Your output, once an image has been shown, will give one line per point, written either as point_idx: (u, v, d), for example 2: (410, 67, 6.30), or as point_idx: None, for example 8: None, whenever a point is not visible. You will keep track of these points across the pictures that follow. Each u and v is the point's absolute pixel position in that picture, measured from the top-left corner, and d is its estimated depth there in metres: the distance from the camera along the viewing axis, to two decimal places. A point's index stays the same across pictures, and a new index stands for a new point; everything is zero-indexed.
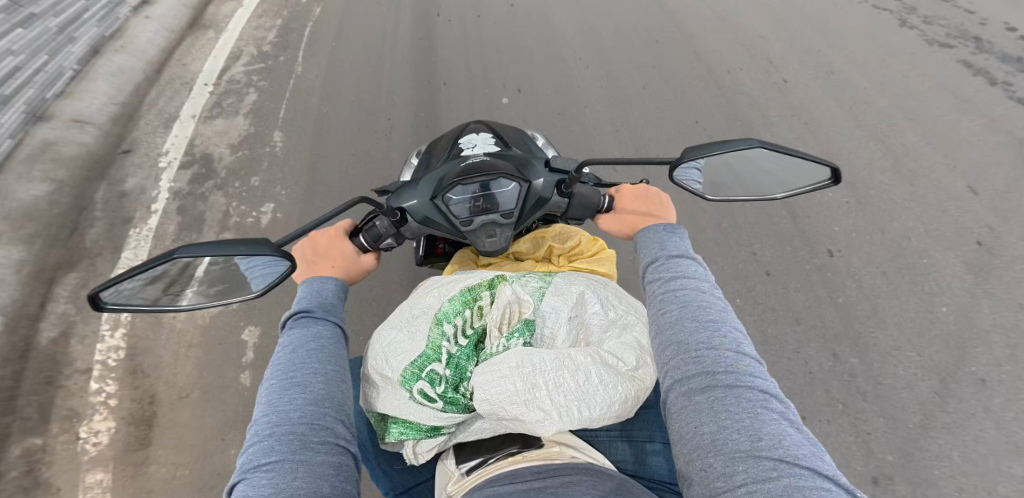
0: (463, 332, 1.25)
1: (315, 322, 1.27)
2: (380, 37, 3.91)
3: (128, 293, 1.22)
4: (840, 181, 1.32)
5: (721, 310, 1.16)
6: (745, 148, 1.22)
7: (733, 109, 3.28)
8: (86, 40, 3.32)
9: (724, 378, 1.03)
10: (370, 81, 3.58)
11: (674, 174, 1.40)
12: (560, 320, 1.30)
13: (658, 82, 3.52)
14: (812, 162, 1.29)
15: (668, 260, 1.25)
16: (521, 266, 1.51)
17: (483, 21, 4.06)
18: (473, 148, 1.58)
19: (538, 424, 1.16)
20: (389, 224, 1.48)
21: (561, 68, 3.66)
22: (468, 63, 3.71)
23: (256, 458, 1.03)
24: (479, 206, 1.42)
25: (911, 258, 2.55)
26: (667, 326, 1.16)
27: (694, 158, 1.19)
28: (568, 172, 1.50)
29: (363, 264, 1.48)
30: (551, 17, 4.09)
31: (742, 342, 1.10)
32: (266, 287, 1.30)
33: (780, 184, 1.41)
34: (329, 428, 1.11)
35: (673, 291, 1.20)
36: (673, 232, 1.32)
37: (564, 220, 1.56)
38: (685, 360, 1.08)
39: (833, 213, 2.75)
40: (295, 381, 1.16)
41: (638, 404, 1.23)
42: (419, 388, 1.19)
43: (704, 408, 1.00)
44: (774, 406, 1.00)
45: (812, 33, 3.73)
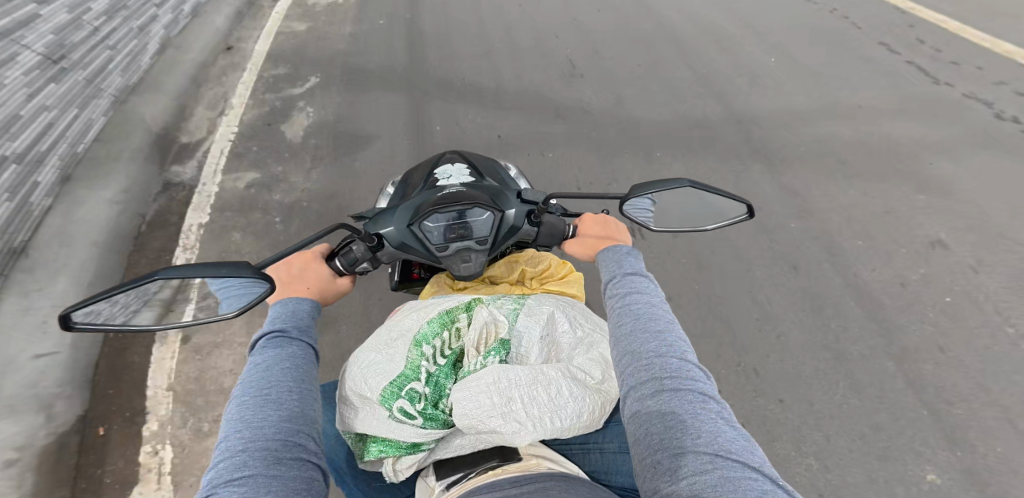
0: (441, 353, 1.33)
1: (290, 343, 1.36)
2: (364, 84, 4.20)
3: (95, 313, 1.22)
4: (752, 215, 1.53)
5: (669, 321, 1.28)
6: (677, 188, 1.37)
7: (685, 148, 3.64)
8: (58, 162, 2.96)
9: (669, 383, 1.14)
10: (356, 126, 3.85)
11: (627, 208, 1.50)
12: (533, 339, 1.40)
13: (619, 122, 3.87)
14: (730, 198, 1.49)
15: (624, 277, 1.38)
16: (496, 289, 1.72)
17: (459, 68, 4.39)
18: (449, 179, 1.67)
19: (513, 435, 1.23)
20: (366, 249, 1.56)
21: (532, 109, 3.98)
22: (446, 107, 4.01)
23: (228, 473, 1.10)
24: (455, 233, 1.51)
25: (839, 278, 2.90)
26: (622, 337, 1.26)
27: (639, 195, 1.37)
28: (537, 203, 1.61)
29: (337, 287, 1.58)
30: (522, 63, 4.44)
31: (686, 349, 1.21)
32: (239, 308, 1.33)
33: (706, 218, 1.57)
34: (302, 444, 1.20)
35: (628, 305, 1.31)
36: (629, 254, 1.47)
37: (533, 247, 1.67)
38: (637, 366, 1.19)
39: (774, 241, 3.09)
40: (269, 399, 1.24)
41: (603, 416, 1.36)
42: (398, 406, 1.28)
43: (654, 411, 1.11)
44: (713, 407, 1.11)
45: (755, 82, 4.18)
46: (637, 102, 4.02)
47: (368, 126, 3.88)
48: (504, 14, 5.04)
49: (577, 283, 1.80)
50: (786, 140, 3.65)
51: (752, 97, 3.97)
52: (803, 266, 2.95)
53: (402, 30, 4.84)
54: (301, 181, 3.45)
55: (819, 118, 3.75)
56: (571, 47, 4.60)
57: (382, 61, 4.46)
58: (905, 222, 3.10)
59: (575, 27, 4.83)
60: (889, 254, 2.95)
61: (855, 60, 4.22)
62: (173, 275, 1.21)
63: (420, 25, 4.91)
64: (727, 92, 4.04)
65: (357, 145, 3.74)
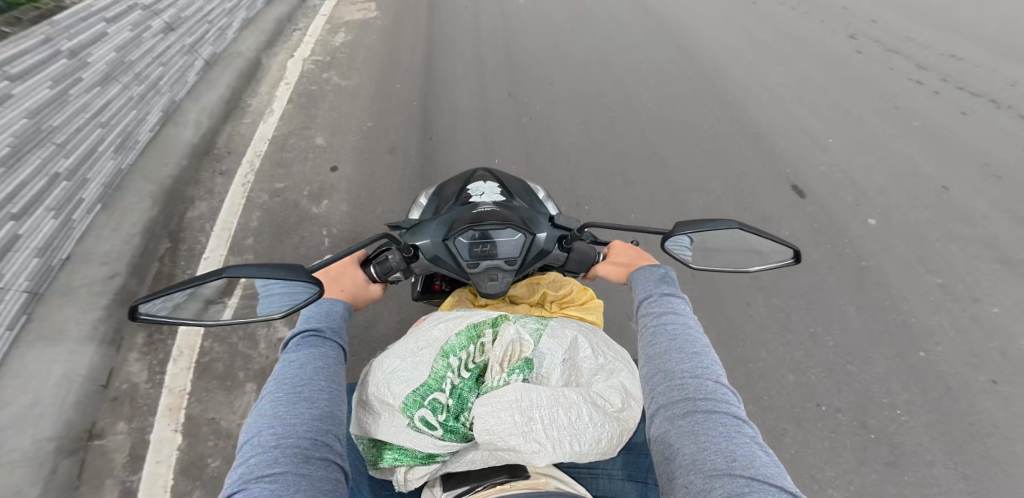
0: (466, 366, 1.34)
1: (323, 342, 1.43)
2: (399, 101, 4.34)
3: (164, 306, 1.37)
4: (800, 260, 1.53)
5: (704, 344, 1.30)
6: (726, 229, 1.42)
7: (713, 183, 3.68)
8: (46, 236, 2.62)
9: (702, 404, 1.15)
10: (388, 140, 3.95)
11: (668, 245, 1.56)
12: (555, 361, 1.43)
13: (650, 153, 3.93)
14: (778, 243, 1.51)
15: (661, 297, 1.41)
16: (516, 309, 1.71)
17: (492, 92, 4.52)
18: (481, 196, 1.70)
19: (532, 455, 1.24)
20: (401, 259, 1.60)
21: (564, 135, 4.07)
22: (479, 128, 4.13)
23: (259, 469, 1.14)
24: (484, 251, 1.53)
25: (865, 324, 2.88)
26: (656, 355, 1.29)
27: (684, 233, 1.41)
28: (569, 229, 1.64)
29: (369, 292, 1.63)
30: (553, 90, 4.55)
31: (719, 371, 1.23)
32: (285, 308, 1.45)
33: (754, 257, 1.61)
34: (329, 445, 1.23)
35: (663, 324, 1.34)
36: (664, 275, 1.50)
37: (560, 271, 1.69)
38: (671, 386, 1.21)
39: (797, 280, 3.09)
40: (303, 397, 1.29)
41: (621, 443, 1.36)
42: (421, 415, 1.30)
43: (687, 430, 1.12)
44: (747, 430, 1.12)
45: (787, 117, 4.20)
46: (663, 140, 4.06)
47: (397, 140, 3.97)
48: (535, 45, 5.16)
49: (597, 310, 1.79)
50: (818, 180, 3.67)
51: (781, 141, 3.98)
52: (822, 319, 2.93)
53: (435, 55, 4.98)
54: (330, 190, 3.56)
55: (848, 163, 3.78)
56: (603, 76, 4.72)
57: (418, 79, 4.61)
58: (930, 272, 3.10)
59: (607, 61, 4.90)
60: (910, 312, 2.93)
61: (886, 104, 4.26)
62: (236, 274, 1.33)
63: (453, 52, 5.05)
64: (754, 134, 4.06)
65: (384, 158, 3.82)
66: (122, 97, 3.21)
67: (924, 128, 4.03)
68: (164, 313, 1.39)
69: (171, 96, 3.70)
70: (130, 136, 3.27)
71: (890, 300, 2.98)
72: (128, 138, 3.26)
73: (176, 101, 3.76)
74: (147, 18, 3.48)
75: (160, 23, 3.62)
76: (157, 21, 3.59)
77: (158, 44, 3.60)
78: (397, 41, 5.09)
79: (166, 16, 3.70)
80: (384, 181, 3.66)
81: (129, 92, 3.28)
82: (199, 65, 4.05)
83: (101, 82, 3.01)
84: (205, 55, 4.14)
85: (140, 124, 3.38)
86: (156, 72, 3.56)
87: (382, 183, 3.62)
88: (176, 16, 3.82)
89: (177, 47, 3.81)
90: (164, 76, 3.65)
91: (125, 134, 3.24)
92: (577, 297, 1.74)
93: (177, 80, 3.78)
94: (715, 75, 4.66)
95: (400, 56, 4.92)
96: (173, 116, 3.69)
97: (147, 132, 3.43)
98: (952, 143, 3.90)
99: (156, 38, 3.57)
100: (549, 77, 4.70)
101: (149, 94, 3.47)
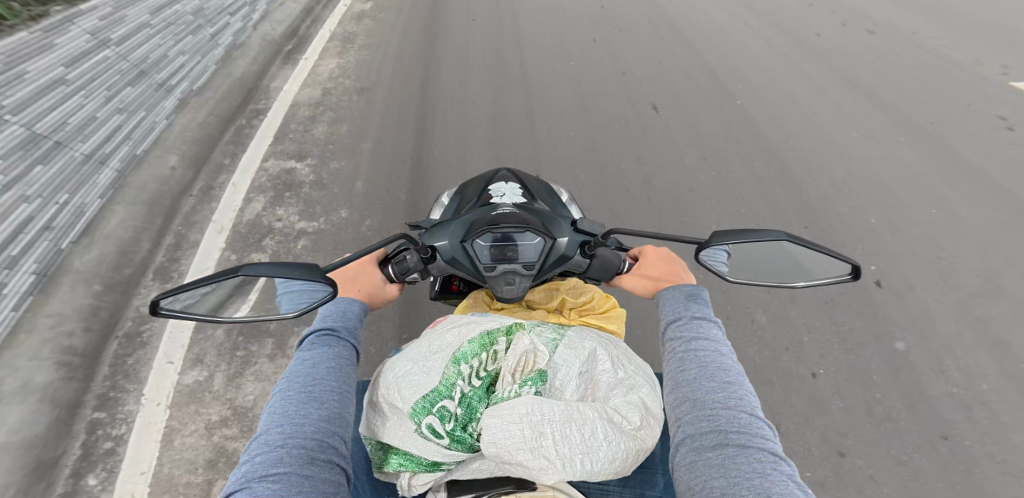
0: (477, 374, 1.29)
1: (337, 342, 1.41)
2: (418, 100, 4.41)
3: (184, 304, 1.38)
4: (858, 277, 1.39)
5: (739, 373, 1.22)
6: (772, 241, 1.30)
7: (745, 189, 3.57)
8: None
9: (735, 437, 1.07)
10: (408, 141, 4.03)
11: (703, 255, 1.46)
12: (571, 374, 1.36)
13: (676, 157, 3.84)
14: (833, 256, 1.37)
15: (691, 321, 1.34)
16: (533, 314, 1.66)
17: (514, 91, 4.52)
18: (502, 197, 1.64)
19: (540, 471, 1.18)
20: (419, 260, 1.56)
21: (585, 136, 4.03)
22: (499, 127, 4.13)
23: (264, 467, 1.11)
24: (503, 255, 1.48)
25: (905, 342, 2.73)
26: (684, 382, 1.22)
27: (721, 243, 1.31)
28: (592, 235, 1.56)
29: (386, 293, 1.60)
30: (576, 90, 4.52)
31: (755, 403, 1.16)
32: (303, 308, 1.44)
33: (801, 272, 1.48)
34: (335, 447, 1.21)
35: (692, 350, 1.27)
36: (696, 297, 1.42)
37: (582, 277, 1.62)
38: (699, 415, 1.13)
39: (832, 293, 2.95)
40: (313, 396, 1.27)
41: (636, 463, 1.29)
42: (428, 422, 1.26)
43: (716, 463, 1.04)
44: (784, 468, 1.04)
45: (822, 124, 4.06)
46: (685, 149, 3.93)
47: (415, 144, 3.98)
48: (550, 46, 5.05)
49: (619, 320, 1.72)
50: (856, 189, 3.52)
51: (808, 155, 3.81)
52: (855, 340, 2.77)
53: (450, 57, 4.93)
54: (351, 185, 3.63)
55: (891, 172, 3.61)
56: (628, 76, 4.65)
57: (438, 78, 4.66)
58: (979, 288, 2.92)
59: (631, 61, 4.83)
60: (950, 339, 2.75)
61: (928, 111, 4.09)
62: (251, 273, 1.31)
63: (465, 52, 4.99)
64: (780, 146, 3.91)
65: (403, 159, 3.88)
66: (60, 159, 2.77)
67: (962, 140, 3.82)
68: (185, 310, 1.41)
69: (128, 147, 3.27)
70: (71, 200, 2.86)
71: (932, 318, 2.81)
72: (71, 204, 2.86)
73: (137, 153, 3.33)
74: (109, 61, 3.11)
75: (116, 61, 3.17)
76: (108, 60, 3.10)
77: (116, 87, 3.15)
78: (410, 45, 5.09)
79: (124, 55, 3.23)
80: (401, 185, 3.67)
81: (71, 150, 2.84)
82: (165, 109, 3.62)
83: (27, 144, 2.57)
84: (177, 95, 3.75)
85: (87, 185, 2.96)
86: (112, 120, 3.14)
87: (402, 182, 3.69)
88: (139, 53, 3.36)
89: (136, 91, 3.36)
90: (120, 125, 3.21)
91: (67, 198, 2.84)
92: (598, 306, 1.67)
93: (139, 129, 3.37)
94: (737, 85, 4.50)
95: (414, 59, 4.91)
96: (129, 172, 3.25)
97: (94, 194, 3.00)
98: (996, 154, 3.68)
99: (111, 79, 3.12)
100: (572, 76, 4.66)
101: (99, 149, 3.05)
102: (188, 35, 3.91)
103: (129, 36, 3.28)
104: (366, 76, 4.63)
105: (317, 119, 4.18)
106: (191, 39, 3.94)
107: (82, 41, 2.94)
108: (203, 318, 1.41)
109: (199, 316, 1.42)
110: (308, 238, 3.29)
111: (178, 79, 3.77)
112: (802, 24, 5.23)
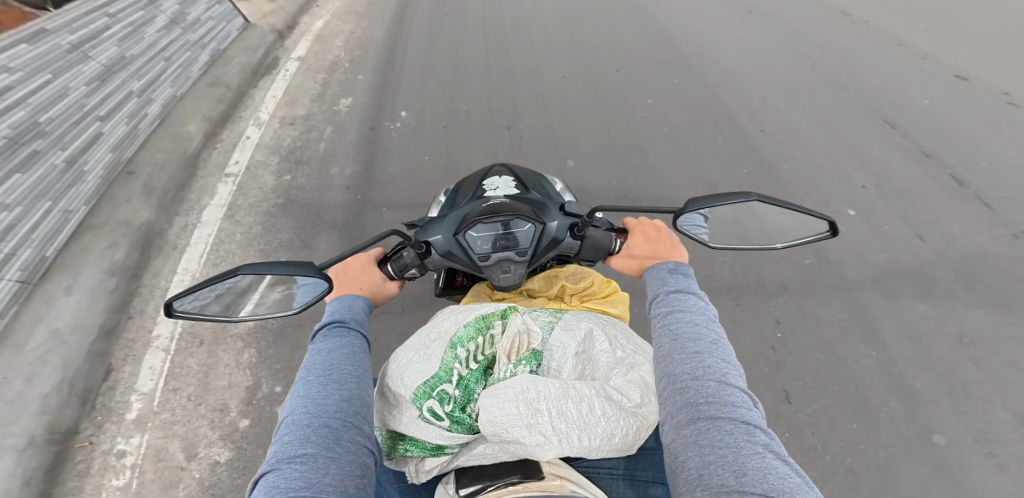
0: (474, 358, 1.33)
1: (348, 332, 1.46)
2: (415, 63, 4.37)
3: (194, 304, 1.45)
4: (836, 233, 1.44)
5: (714, 341, 1.24)
6: (743, 202, 1.32)
7: (753, 149, 3.52)
8: None
9: (707, 411, 1.10)
10: (408, 102, 3.97)
11: (678, 220, 1.45)
12: (567, 354, 1.39)
13: (684, 115, 3.80)
14: (808, 214, 1.41)
15: (667, 295, 1.35)
16: (534, 303, 1.68)
17: (515, 53, 4.45)
18: (495, 190, 1.68)
19: (537, 448, 1.21)
20: (415, 256, 1.61)
21: (588, 99, 3.99)
22: (502, 89, 4.08)
23: (292, 450, 1.17)
24: (497, 243, 1.51)
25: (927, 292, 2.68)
26: (661, 358, 1.25)
27: (696, 209, 1.32)
28: (581, 216, 1.58)
29: (387, 289, 1.65)
30: (577, 51, 4.46)
31: (728, 372, 1.18)
32: (309, 302, 1.51)
33: (779, 235, 1.51)
34: (359, 427, 1.26)
35: (668, 323, 1.29)
36: (677, 270, 1.43)
37: (576, 260, 1.65)
38: (674, 393, 1.16)
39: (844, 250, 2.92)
40: (332, 378, 1.34)
41: (638, 440, 1.30)
42: (428, 406, 1.30)
43: (691, 441, 1.08)
44: (761, 438, 1.06)
45: (828, 77, 4.03)
46: (686, 115, 3.77)
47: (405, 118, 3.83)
48: (541, 13, 4.96)
49: (621, 303, 1.73)
50: (866, 145, 3.48)
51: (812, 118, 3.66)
52: (875, 299, 2.66)
53: (423, 28, 4.74)
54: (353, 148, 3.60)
55: (899, 123, 3.57)
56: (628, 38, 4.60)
57: (438, 43, 4.60)
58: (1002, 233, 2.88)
59: (631, 22, 4.79)
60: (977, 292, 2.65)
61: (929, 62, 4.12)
62: (251, 273, 1.36)
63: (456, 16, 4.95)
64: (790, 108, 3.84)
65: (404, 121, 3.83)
66: None
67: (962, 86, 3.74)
68: (194, 310, 1.47)
69: (30, 250, 2.64)
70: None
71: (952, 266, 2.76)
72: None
73: (41, 256, 2.69)
74: (20, 137, 2.59)
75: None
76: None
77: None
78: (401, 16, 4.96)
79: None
80: (399, 164, 3.51)
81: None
82: (79, 194, 2.96)
83: None
84: (95, 174, 3.06)
85: None
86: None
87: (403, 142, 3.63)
88: (27, 125, 2.63)
89: (30, 177, 2.63)
90: (7, 224, 2.51)
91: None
92: (598, 291, 1.68)
93: (41, 225, 2.71)
94: (723, 48, 4.36)
95: (389, 34, 4.69)
96: (38, 279, 2.65)
97: None
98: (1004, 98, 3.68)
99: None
100: (573, 39, 4.61)
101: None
102: (99, 92, 3.11)
103: (6, 109, 2.54)
104: (361, 41, 4.57)
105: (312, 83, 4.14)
106: (107, 100, 3.17)
107: None
108: (214, 318, 1.48)
109: (208, 316, 1.48)
110: (315, 205, 3.27)
111: (96, 147, 3.07)
112: None
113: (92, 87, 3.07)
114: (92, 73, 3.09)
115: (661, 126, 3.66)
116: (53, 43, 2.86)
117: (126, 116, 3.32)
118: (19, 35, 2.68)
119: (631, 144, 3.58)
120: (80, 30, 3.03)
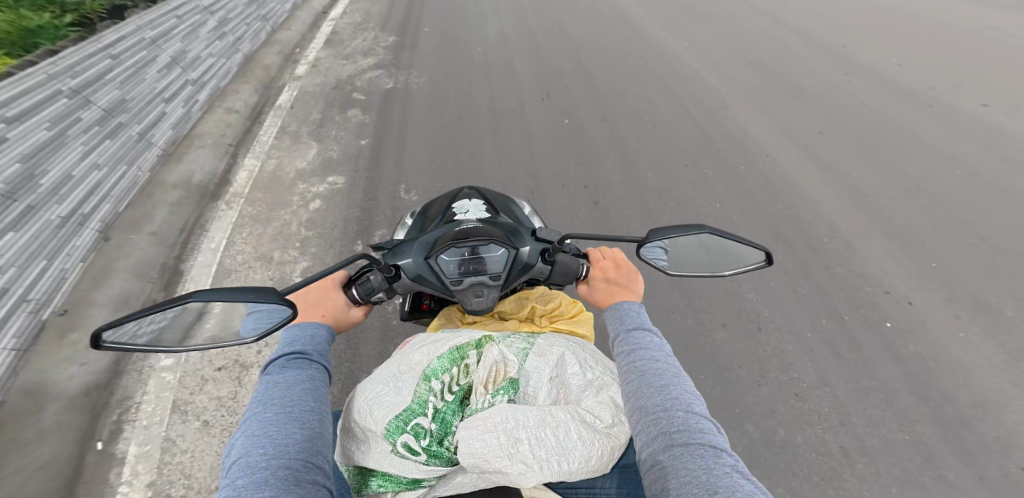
0: (449, 389, 1.33)
1: (308, 365, 1.42)
2: (400, 107, 4.66)
3: (131, 333, 1.34)
4: (771, 263, 1.51)
5: (675, 374, 1.30)
6: (695, 233, 1.40)
7: (713, 178, 3.85)
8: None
9: (678, 438, 1.16)
10: (391, 144, 4.20)
11: (640, 251, 1.52)
12: (542, 379, 1.40)
13: (644, 150, 4.14)
14: (749, 246, 1.48)
15: (629, 333, 1.41)
16: (505, 325, 1.69)
17: (495, 97, 4.81)
18: (465, 214, 1.69)
19: (518, 476, 1.22)
20: (382, 280, 1.59)
21: (557, 134, 4.32)
22: (481, 130, 4.39)
23: (250, 494, 1.14)
24: (468, 268, 1.52)
25: (858, 306, 2.97)
26: (630, 393, 1.29)
27: (655, 240, 1.38)
28: (551, 242, 1.63)
29: (351, 316, 1.61)
30: (549, 94, 4.86)
31: (692, 401, 1.24)
32: (259, 334, 1.42)
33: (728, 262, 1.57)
34: (320, 468, 1.25)
35: (632, 361, 1.35)
36: (634, 310, 1.49)
37: (546, 284, 1.69)
38: (647, 423, 1.21)
39: (788, 270, 3.20)
40: (292, 416, 1.30)
41: (614, 461, 1.34)
42: (403, 441, 1.28)
43: (667, 466, 1.13)
44: (726, 459, 1.13)
45: (776, 113, 4.50)
46: (637, 151, 4.14)
47: (372, 163, 4.02)
48: (518, 59, 5.40)
49: (588, 323, 1.76)
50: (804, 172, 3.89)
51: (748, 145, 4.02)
52: (818, 313, 2.95)
53: (407, 79, 5.08)
54: (334, 193, 3.71)
55: (837, 156, 4.00)
56: (599, 80, 5.04)
57: (419, 90, 4.91)
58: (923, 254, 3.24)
59: (601, 67, 5.27)
60: (897, 300, 2.96)
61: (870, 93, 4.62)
62: (202, 299, 1.29)
63: (442, 66, 5.32)
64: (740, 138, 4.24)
65: (380, 162, 4.01)
66: (40, 224, 2.56)
67: (883, 125, 4.31)
68: (130, 340, 1.35)
69: (107, 206, 3.07)
70: (42, 256, 2.59)
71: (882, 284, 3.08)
72: (44, 264, 2.60)
73: (116, 211, 3.12)
74: (116, 111, 3.11)
75: (91, 117, 2.90)
76: (87, 116, 2.87)
77: (93, 142, 2.92)
78: (388, 65, 5.28)
79: (102, 108, 2.99)
80: (371, 207, 3.60)
81: (47, 213, 2.60)
82: (143, 161, 3.41)
83: (20, 223, 2.44)
84: (158, 145, 3.56)
85: (66, 246, 2.75)
86: (89, 178, 2.91)
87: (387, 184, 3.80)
88: (116, 103, 3.12)
89: (115, 143, 3.13)
90: (97, 183, 2.98)
91: (46, 265, 2.62)
92: (566, 311, 1.71)
93: (118, 185, 3.16)
94: (667, 91, 4.85)
95: (374, 82, 4.98)
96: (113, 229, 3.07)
97: (76, 256, 2.81)
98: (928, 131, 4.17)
99: (86, 136, 2.86)
100: (546, 83, 4.99)
101: (74, 211, 2.82)
102: (165, 80, 3.64)
103: (107, 89, 3.03)
104: (349, 90, 4.85)
105: (300, 128, 4.33)
106: (171, 85, 3.73)
107: (64, 97, 2.71)
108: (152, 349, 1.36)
109: (146, 347, 1.36)
110: (290, 245, 3.30)
111: (157, 128, 3.57)
112: (742, 34, 5.74)
113: (161, 75, 3.60)
114: (162, 62, 3.61)
115: (625, 163, 4.01)
116: (139, 35, 3.37)
117: (181, 101, 3.85)
118: (122, 30, 3.22)
119: (597, 178, 3.87)
120: (158, 29, 3.57)
